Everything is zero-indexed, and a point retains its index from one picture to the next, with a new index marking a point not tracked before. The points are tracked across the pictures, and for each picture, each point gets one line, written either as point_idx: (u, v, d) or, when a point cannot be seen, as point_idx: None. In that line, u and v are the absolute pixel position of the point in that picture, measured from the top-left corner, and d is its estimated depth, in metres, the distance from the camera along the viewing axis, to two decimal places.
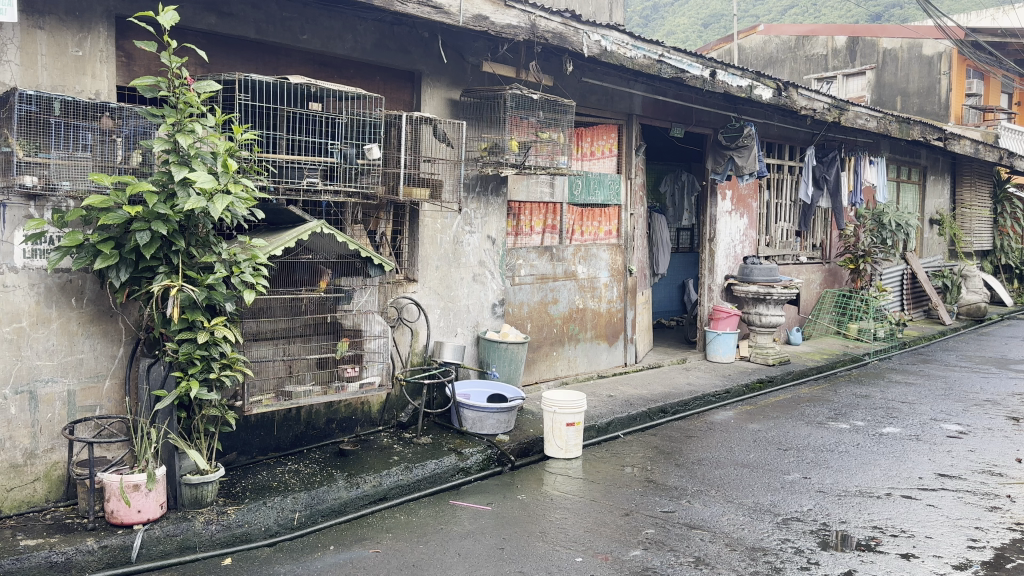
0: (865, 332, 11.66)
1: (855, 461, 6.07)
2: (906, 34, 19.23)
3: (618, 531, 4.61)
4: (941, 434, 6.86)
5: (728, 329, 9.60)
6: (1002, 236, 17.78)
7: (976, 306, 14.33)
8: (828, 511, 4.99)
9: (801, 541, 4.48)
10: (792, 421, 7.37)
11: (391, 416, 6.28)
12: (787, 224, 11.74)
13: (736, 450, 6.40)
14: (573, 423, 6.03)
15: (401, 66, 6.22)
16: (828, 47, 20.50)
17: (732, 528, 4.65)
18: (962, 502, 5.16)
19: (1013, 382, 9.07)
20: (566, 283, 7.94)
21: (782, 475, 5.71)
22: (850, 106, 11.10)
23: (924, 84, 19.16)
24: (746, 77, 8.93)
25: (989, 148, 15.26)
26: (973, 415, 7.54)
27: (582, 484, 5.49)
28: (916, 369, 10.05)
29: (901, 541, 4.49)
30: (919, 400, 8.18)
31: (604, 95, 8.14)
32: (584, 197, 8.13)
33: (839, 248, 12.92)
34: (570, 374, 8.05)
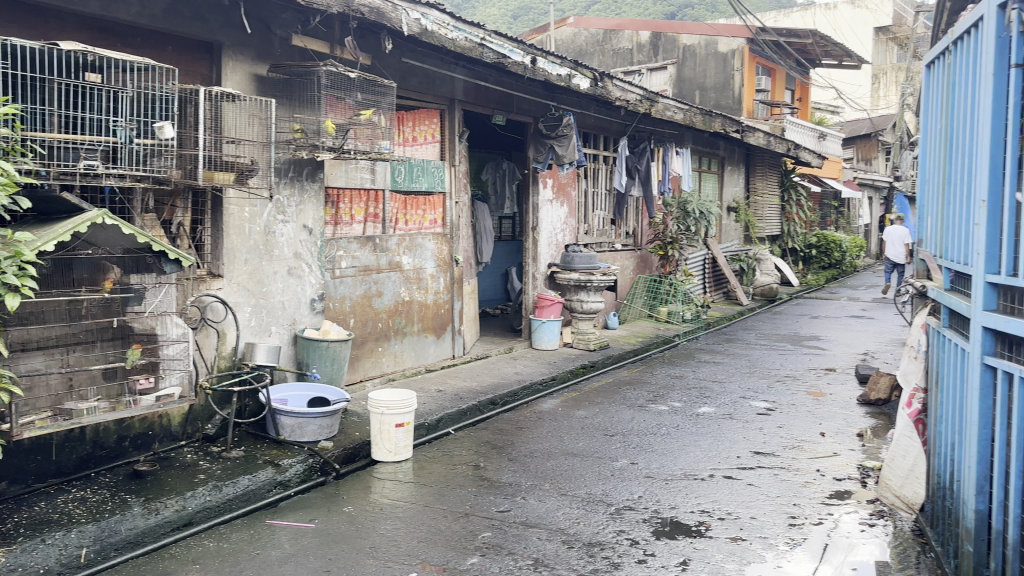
0: (674, 315, 12.22)
1: (677, 443, 6.20)
2: (704, 31, 20.37)
3: (453, 537, 4.35)
4: (752, 412, 7.20)
5: (552, 317, 9.62)
6: (788, 221, 19.61)
7: (768, 287, 15.57)
8: (657, 497, 4.99)
9: (636, 531, 4.40)
10: (615, 405, 7.48)
11: (195, 428, 5.67)
12: (602, 213, 12.01)
13: (566, 439, 6.35)
14: (402, 423, 5.68)
15: (198, 35, 5.54)
16: (633, 42, 21.29)
17: (568, 523, 4.53)
18: (778, 479, 5.34)
19: (807, 358, 9.83)
20: (390, 274, 7.56)
21: (611, 462, 5.70)
22: (659, 98, 11.47)
23: (720, 79, 20.49)
24: (564, 66, 8.93)
25: (779, 140, 16.54)
26: (777, 391, 8.03)
27: (412, 489, 5.17)
28: (723, 348, 10.65)
29: (729, 524, 4.52)
30: (729, 379, 8.62)
31: (424, 77, 7.82)
32: (407, 184, 7.77)
33: (650, 235, 13.43)
34: (397, 370, 7.69)
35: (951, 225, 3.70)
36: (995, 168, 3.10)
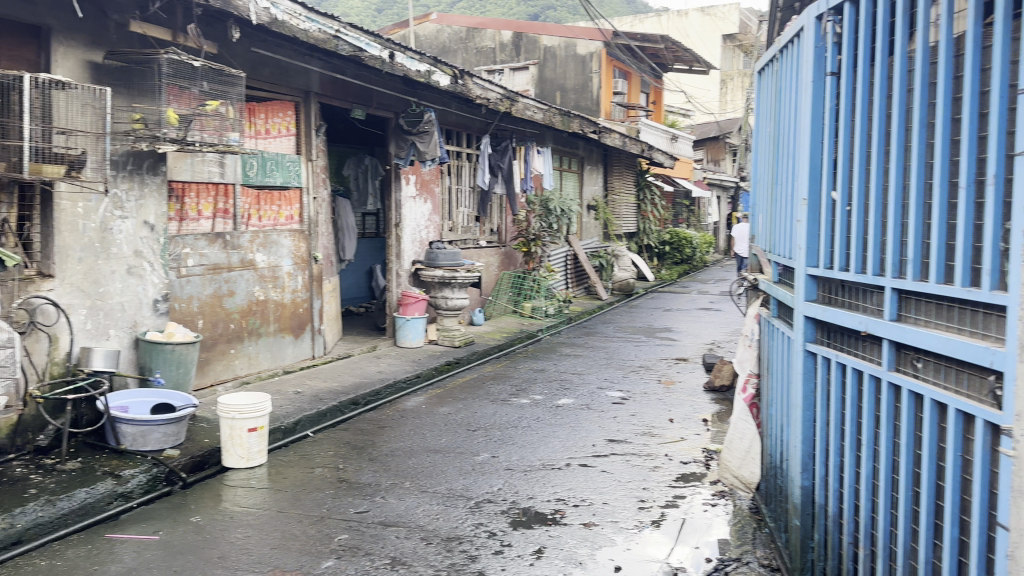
0: (537, 310, 12.48)
1: (537, 435, 6.33)
2: (563, 33, 20.85)
3: (308, 541, 4.25)
4: (607, 402, 7.46)
5: (417, 314, 9.58)
6: (644, 219, 20.52)
7: (625, 282, 16.22)
8: (516, 488, 5.07)
9: (493, 523, 4.46)
10: (478, 401, 7.53)
11: (25, 440, 5.23)
12: (466, 210, 12.05)
13: (427, 436, 6.34)
14: (255, 428, 5.49)
15: (21, 17, 5.12)
16: (496, 41, 21.48)
17: (427, 520, 4.52)
18: (630, 465, 5.56)
19: (660, 348, 10.29)
20: (242, 273, 7.29)
21: (472, 457, 5.75)
22: (519, 97, 11.60)
23: (580, 80, 21.01)
24: (423, 61, 8.87)
25: (634, 141, 17.19)
26: (631, 381, 8.37)
27: (266, 494, 5.01)
28: (582, 341, 10.97)
29: (583, 510, 4.66)
30: (587, 371, 8.89)
31: (276, 68, 7.58)
32: (260, 178, 7.50)
33: (513, 232, 13.51)
34: (251, 373, 7.42)
35: (778, 222, 3.99)
36: (814, 169, 3.36)
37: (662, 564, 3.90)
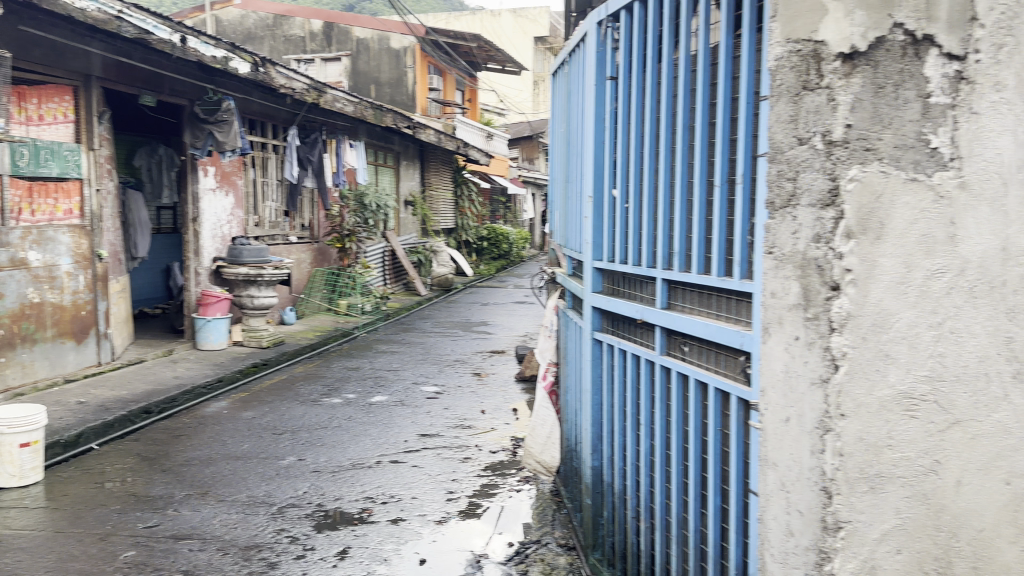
0: (354, 307, 12.27)
1: (347, 435, 6.24)
2: (376, 26, 20.68)
3: (89, 562, 3.93)
4: (421, 397, 7.48)
5: (219, 314, 9.12)
6: (462, 215, 20.84)
7: (444, 278, 16.31)
8: (322, 490, 4.97)
9: (296, 528, 4.34)
10: (286, 403, 7.29)
11: None
12: (274, 203, 11.64)
13: (229, 442, 6.06)
14: (28, 443, 4.99)
15: None
16: (306, 30, 21.01)
17: (224, 530, 4.32)
18: (440, 458, 5.61)
19: (475, 342, 10.46)
20: (11, 273, 6.62)
21: (277, 461, 5.56)
22: (327, 88, 11.26)
23: (394, 75, 20.80)
24: (220, 47, 8.40)
25: (450, 137, 17.28)
26: (446, 375, 8.45)
27: (42, 514, 4.57)
28: (399, 337, 10.93)
29: (390, 507, 4.64)
30: (402, 367, 8.87)
31: (51, 49, 6.93)
32: (31, 169, 6.84)
33: (326, 228, 13.22)
34: (25, 384, 6.74)
35: (570, 219, 4.20)
36: (597, 168, 3.56)
37: (467, 553, 3.96)
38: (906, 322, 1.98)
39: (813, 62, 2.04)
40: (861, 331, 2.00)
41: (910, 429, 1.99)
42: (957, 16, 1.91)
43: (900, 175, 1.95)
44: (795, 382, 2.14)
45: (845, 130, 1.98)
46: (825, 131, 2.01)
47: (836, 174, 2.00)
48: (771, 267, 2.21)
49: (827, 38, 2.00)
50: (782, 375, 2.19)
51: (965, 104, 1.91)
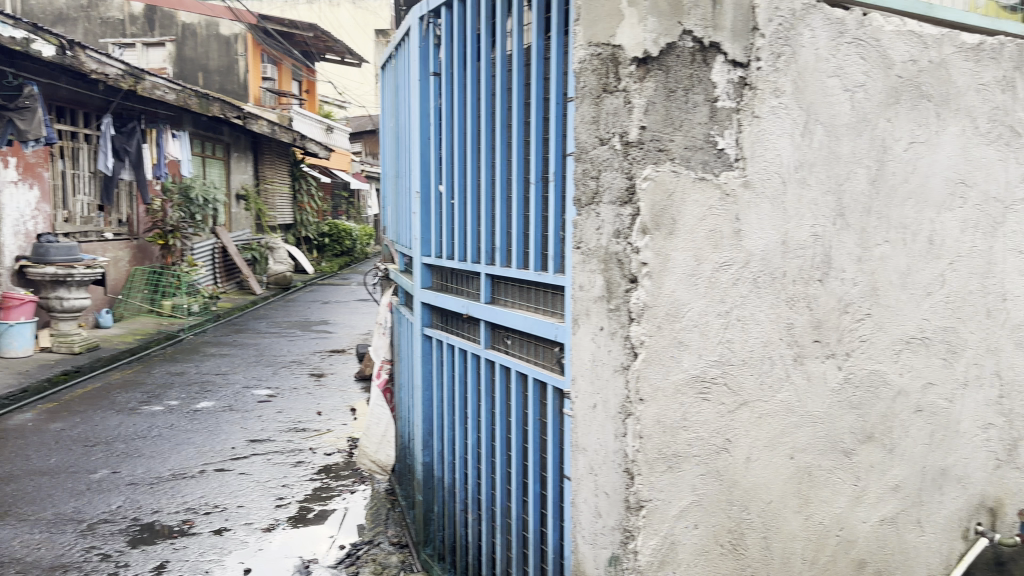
0: (179, 308, 11.65)
1: (169, 444, 5.90)
2: (204, 12, 19.75)
3: None
4: (253, 401, 7.21)
5: (23, 318, 8.37)
6: (301, 211, 20.37)
7: (281, 275, 15.73)
8: (139, 503, 4.68)
9: (108, 545, 4.06)
10: (100, 412, 6.80)
11: None
12: (87, 197, 10.85)
13: (33, 457, 5.57)
14: None
15: None
16: (125, 13, 19.99)
17: (24, 551, 3.97)
18: (270, 463, 5.44)
19: (313, 342, 10.21)
20: None
21: (88, 475, 5.18)
22: (146, 75, 10.58)
23: (223, 62, 19.79)
24: (19, 27, 7.71)
25: (286, 130, 16.69)
26: (281, 377, 8.19)
27: None
28: (231, 339, 10.47)
29: (214, 517, 4.44)
30: (234, 370, 8.51)
31: None
32: None
33: (148, 224, 12.49)
34: None
35: (401, 214, 4.18)
36: (424, 163, 3.57)
37: (295, 558, 3.88)
38: (698, 312, 2.13)
39: (611, 65, 2.08)
40: (656, 321, 2.09)
41: (703, 410, 2.16)
42: (741, 25, 2.10)
43: (690, 174, 2.08)
44: (600, 370, 2.19)
45: (639, 132, 2.04)
46: (622, 133, 2.07)
47: (632, 172, 2.06)
48: (579, 261, 2.26)
49: (623, 42, 2.04)
50: (588, 365, 2.24)
51: (748, 108, 2.13)
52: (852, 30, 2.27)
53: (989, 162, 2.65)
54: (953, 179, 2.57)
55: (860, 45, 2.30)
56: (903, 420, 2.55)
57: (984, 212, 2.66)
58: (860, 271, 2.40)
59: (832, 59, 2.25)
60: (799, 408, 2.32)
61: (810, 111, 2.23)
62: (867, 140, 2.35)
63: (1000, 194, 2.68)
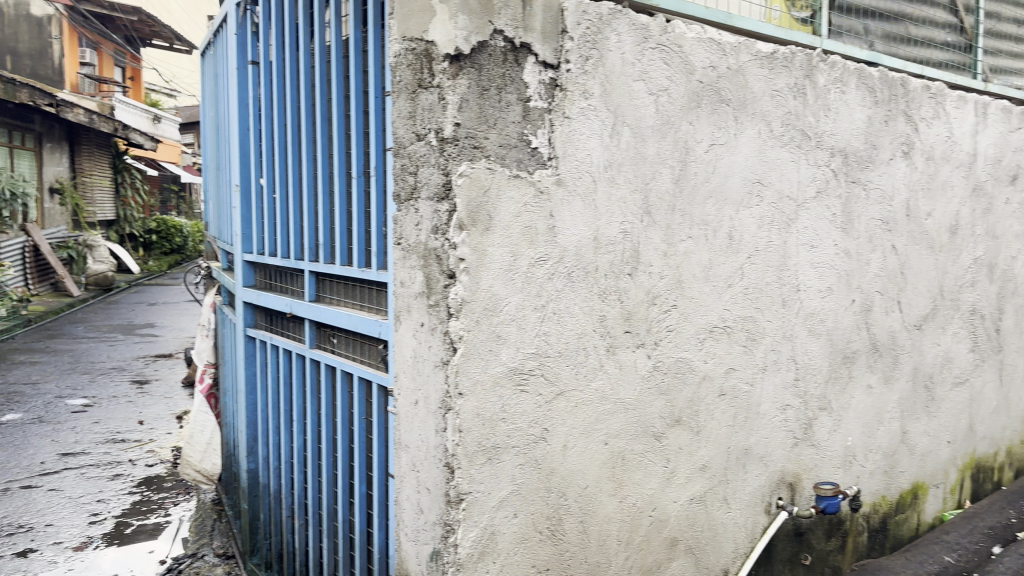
0: None
1: None
2: None
3: None
4: (66, 411, 6.66)
5: None
6: (124, 206, 18.81)
7: (102, 275, 14.71)
8: None
9: None
10: None
11: None
12: None
13: None
14: None
15: None
16: None
17: None
18: (84, 478, 5.04)
19: (138, 346, 9.58)
20: None
21: None
22: None
23: (35, 45, 18.01)
24: None
25: (106, 120, 15.56)
26: (99, 385, 7.61)
27: None
28: (42, 345, 9.62)
29: (17, 539, 4.07)
30: (44, 379, 7.82)
31: None
32: None
33: None
34: None
35: (222, 210, 4.00)
36: (244, 157, 3.43)
37: None
38: (514, 306, 2.15)
39: (425, 61, 2.07)
40: (474, 315, 2.08)
41: (521, 402, 2.18)
42: (551, 27, 2.18)
43: (505, 171, 2.11)
44: (421, 366, 2.16)
45: (454, 128, 2.04)
46: (437, 129, 2.05)
47: (449, 169, 2.05)
48: (399, 257, 2.22)
49: (436, 39, 2.04)
50: (410, 361, 2.21)
51: (558, 108, 2.20)
52: (654, 35, 2.39)
53: (783, 163, 2.82)
54: (750, 178, 2.73)
55: (662, 49, 2.42)
56: (708, 404, 2.68)
57: (777, 210, 2.84)
58: (666, 265, 2.52)
59: (637, 63, 2.36)
60: (612, 395, 2.40)
61: (617, 113, 2.33)
62: (671, 141, 2.48)
63: (791, 192, 2.87)
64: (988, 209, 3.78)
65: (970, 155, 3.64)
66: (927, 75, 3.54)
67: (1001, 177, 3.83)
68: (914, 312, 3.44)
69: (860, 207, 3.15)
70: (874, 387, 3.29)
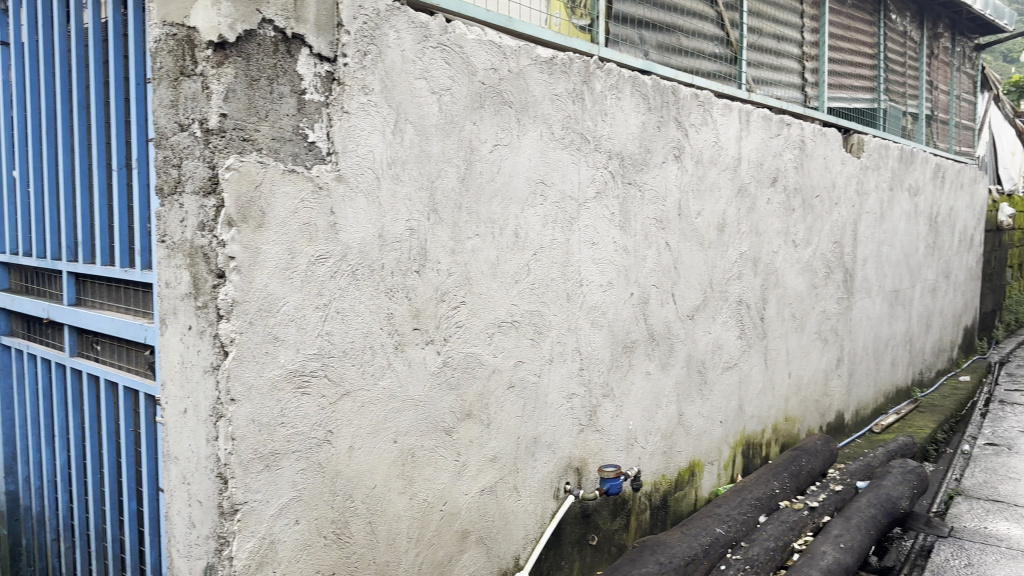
0: None
1: None
2: None
3: None
4: None
5: None
6: None
7: None
8: None
9: None
10: None
11: None
12: None
13: None
14: None
15: None
16: None
17: None
18: None
19: None
20: None
21: None
22: None
23: None
24: None
25: None
26: None
27: None
28: None
29: None
30: None
31: None
32: None
33: None
34: None
35: None
36: None
37: None
38: (292, 305, 2.07)
39: (187, 48, 1.95)
40: (247, 316, 1.98)
41: (302, 405, 2.11)
42: (325, 20, 2.13)
43: (278, 166, 2.03)
44: (190, 372, 2.02)
45: (219, 120, 1.93)
46: (201, 119, 1.93)
47: (215, 162, 1.93)
48: (164, 256, 2.07)
49: (197, 25, 1.92)
50: (178, 366, 2.07)
51: (336, 103, 2.15)
52: (433, 34, 2.40)
53: (563, 164, 2.95)
54: (533, 178, 2.82)
55: (442, 49, 2.44)
56: (497, 396, 2.74)
57: (559, 209, 2.95)
58: (454, 262, 2.54)
59: (418, 62, 2.36)
60: (400, 393, 2.38)
61: (398, 110, 2.32)
62: (455, 140, 2.51)
63: (572, 192, 3.00)
64: (751, 209, 4.16)
65: (734, 159, 3.98)
66: (697, 85, 3.81)
67: (761, 180, 4.23)
68: (688, 303, 3.72)
69: (636, 207, 3.35)
70: (653, 374, 3.52)
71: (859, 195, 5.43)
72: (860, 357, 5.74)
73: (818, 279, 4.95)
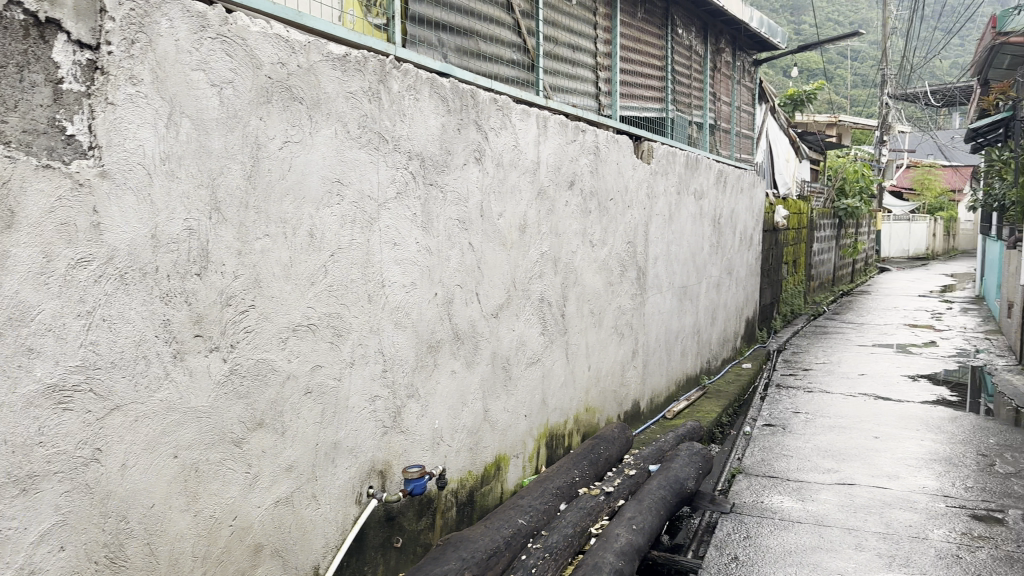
0: None
1: None
2: None
3: None
4: None
5: None
6: None
7: None
8: None
9: None
10: None
11: None
12: None
13: None
14: None
15: None
16: None
17: None
18: None
19: None
20: None
21: None
22: None
23: None
24: None
25: None
26: None
27: None
28: None
29: None
30: None
31: None
32: None
33: None
34: None
35: None
36: None
37: None
38: (50, 313, 1.89)
39: None
40: None
41: (63, 422, 1.93)
42: (85, 4, 1.96)
43: (30, 161, 1.84)
44: None
45: None
46: None
47: None
48: None
49: None
50: None
51: (99, 93, 1.99)
52: (212, 25, 2.28)
53: (360, 164, 2.90)
54: (329, 177, 2.75)
55: (222, 40, 2.32)
56: (292, 403, 2.65)
57: (357, 209, 2.90)
58: (240, 264, 2.42)
59: (195, 53, 2.23)
60: (180, 404, 2.24)
61: (173, 103, 2.18)
62: (239, 136, 2.39)
63: (370, 192, 2.96)
64: (550, 210, 4.31)
65: (533, 162, 4.11)
66: (496, 89, 3.90)
67: (560, 183, 4.40)
68: (491, 302, 3.80)
69: (438, 208, 3.37)
70: (457, 372, 3.56)
71: (649, 198, 5.80)
72: (654, 349, 6.14)
73: (614, 277, 5.23)
